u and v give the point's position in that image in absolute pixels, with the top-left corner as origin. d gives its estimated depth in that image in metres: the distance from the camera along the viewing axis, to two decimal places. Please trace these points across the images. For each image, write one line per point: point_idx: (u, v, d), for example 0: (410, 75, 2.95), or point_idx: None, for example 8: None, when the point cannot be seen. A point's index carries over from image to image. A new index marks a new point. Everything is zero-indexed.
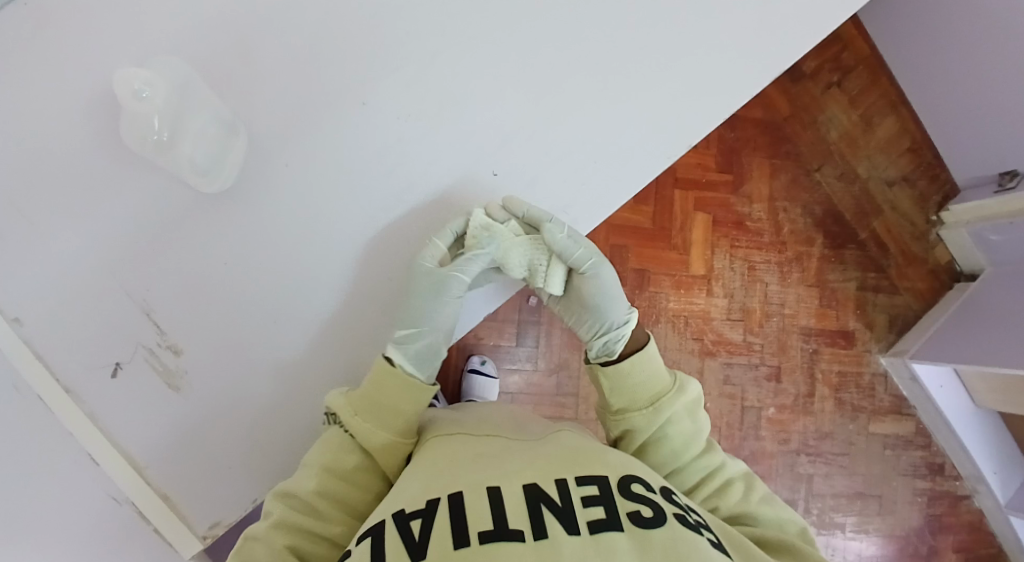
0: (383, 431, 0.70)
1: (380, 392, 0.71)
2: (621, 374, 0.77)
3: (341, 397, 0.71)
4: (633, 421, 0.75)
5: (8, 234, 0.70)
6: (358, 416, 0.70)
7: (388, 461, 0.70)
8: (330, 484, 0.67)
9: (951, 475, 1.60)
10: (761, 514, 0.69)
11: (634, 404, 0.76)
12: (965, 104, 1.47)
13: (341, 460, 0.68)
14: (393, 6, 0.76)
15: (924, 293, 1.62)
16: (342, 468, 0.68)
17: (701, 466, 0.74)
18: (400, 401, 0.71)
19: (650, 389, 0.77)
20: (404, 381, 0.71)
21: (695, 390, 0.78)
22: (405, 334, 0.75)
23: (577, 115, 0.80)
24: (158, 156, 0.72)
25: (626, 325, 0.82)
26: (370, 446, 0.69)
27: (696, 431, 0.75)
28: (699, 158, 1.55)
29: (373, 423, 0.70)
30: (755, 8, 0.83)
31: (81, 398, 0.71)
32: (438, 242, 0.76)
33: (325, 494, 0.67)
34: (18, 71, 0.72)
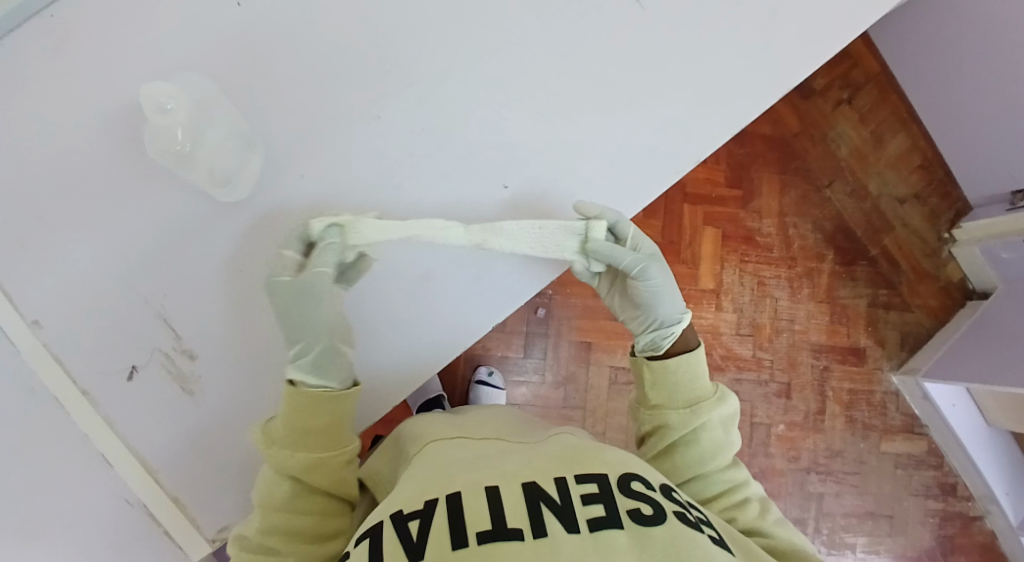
0: (302, 453, 0.67)
1: (290, 417, 0.68)
2: (665, 370, 0.79)
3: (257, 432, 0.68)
4: (669, 418, 0.76)
5: (33, 240, 0.73)
6: (269, 447, 0.67)
7: (321, 479, 0.67)
8: (271, 520, 0.65)
9: (964, 496, 1.57)
10: (776, 537, 0.68)
11: (672, 402, 0.77)
12: (976, 123, 1.48)
13: (272, 490, 0.66)
14: (406, 21, 0.78)
15: (936, 310, 1.61)
16: (275, 498, 0.66)
17: (723, 477, 0.74)
18: (301, 420, 0.68)
19: (690, 391, 0.78)
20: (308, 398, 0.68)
21: (734, 405, 0.78)
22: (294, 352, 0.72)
23: (586, 128, 0.81)
24: (181, 168, 0.73)
25: (677, 322, 0.82)
26: (294, 471, 0.66)
27: (726, 444, 0.76)
28: (708, 173, 1.55)
29: (289, 448, 0.67)
30: (760, 25, 0.84)
31: (96, 400, 0.72)
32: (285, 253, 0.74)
33: (272, 530, 0.65)
34: (46, 83, 0.74)
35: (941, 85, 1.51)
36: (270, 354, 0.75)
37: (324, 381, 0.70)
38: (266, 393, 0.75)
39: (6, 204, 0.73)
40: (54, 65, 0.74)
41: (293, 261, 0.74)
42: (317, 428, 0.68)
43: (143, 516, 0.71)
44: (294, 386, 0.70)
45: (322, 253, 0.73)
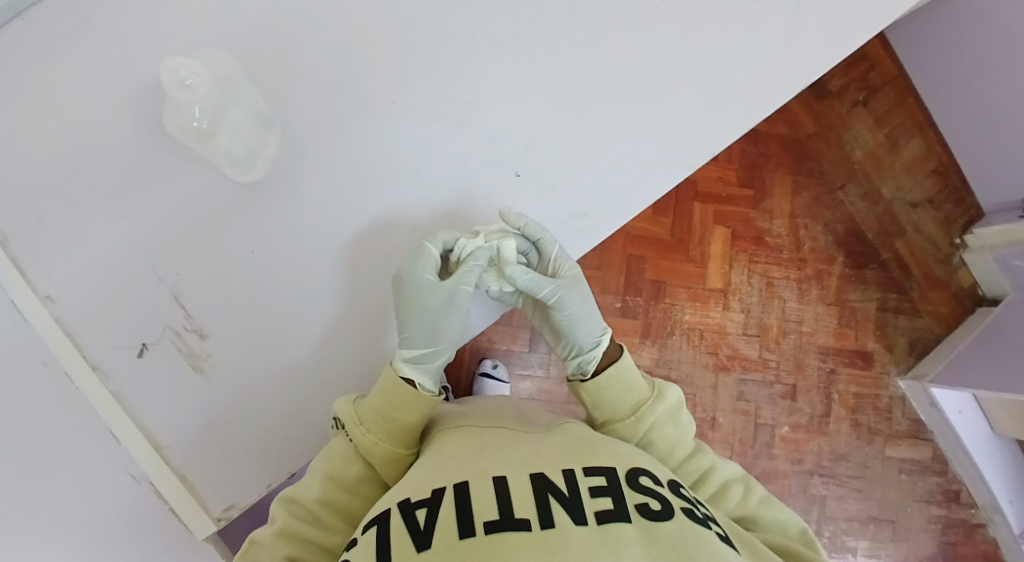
0: (390, 446, 0.68)
1: (389, 404, 0.68)
2: (600, 388, 0.76)
3: (349, 406, 0.69)
4: (618, 432, 0.74)
5: (49, 216, 0.73)
6: (360, 426, 0.67)
7: (390, 472, 0.68)
8: (332, 494, 0.66)
9: (967, 504, 1.56)
10: (761, 517, 0.69)
11: (616, 415, 0.75)
12: (994, 129, 1.46)
13: (343, 470, 0.67)
14: (425, 9, 0.78)
15: (946, 317, 1.60)
16: (344, 480, 0.67)
17: (693, 468, 0.74)
18: (406, 412, 0.68)
19: (631, 398, 0.75)
20: (417, 396, 0.68)
21: (675, 395, 0.77)
22: (416, 354, 0.72)
23: (601, 121, 0.81)
24: (198, 143, 0.73)
25: (598, 346, 0.79)
26: (371, 459, 0.68)
27: (680, 436, 0.75)
28: (720, 172, 1.55)
29: (379, 435, 0.67)
30: (781, 23, 0.83)
31: (108, 375, 0.73)
32: (428, 247, 0.73)
33: (328, 504, 0.66)
34: (69, 60, 0.75)
35: (959, 90, 1.50)
36: (281, 336, 0.75)
37: (434, 386, 0.72)
38: (274, 375, 0.75)
39: (24, 178, 0.73)
40: (75, 42, 0.75)
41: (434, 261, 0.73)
42: (411, 425, 0.68)
43: (149, 491, 0.71)
44: (417, 386, 0.69)
45: (467, 271, 0.73)
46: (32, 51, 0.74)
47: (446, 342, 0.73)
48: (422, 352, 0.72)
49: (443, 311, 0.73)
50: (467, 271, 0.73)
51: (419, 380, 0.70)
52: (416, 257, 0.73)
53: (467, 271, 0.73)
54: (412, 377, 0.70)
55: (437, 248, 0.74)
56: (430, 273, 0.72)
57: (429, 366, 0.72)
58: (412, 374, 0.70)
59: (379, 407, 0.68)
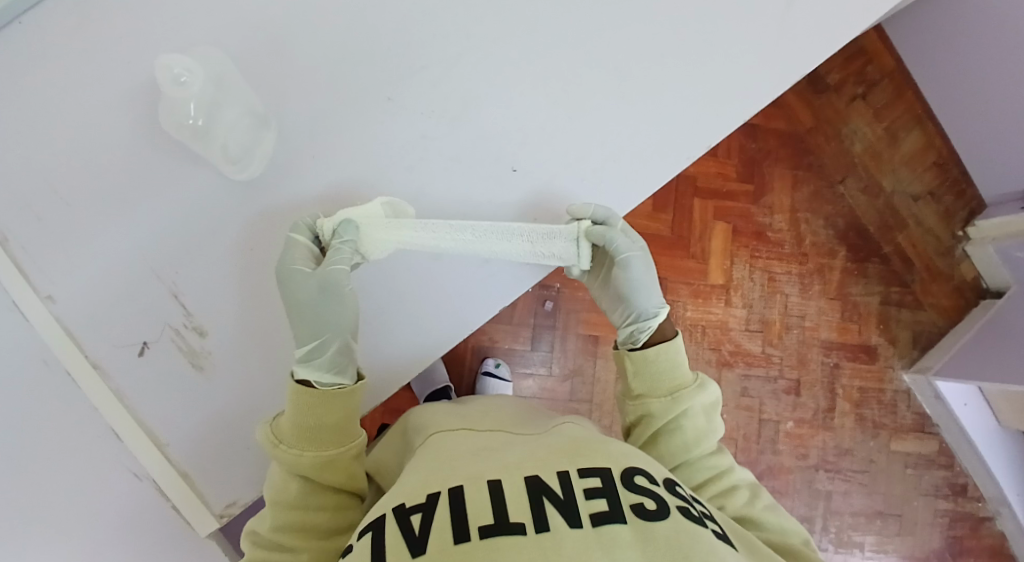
0: (313, 451, 0.65)
1: (299, 415, 0.66)
2: (647, 359, 0.78)
3: (263, 430, 0.67)
4: (650, 407, 0.76)
5: (49, 217, 0.74)
6: (279, 445, 0.65)
7: (328, 475, 0.66)
8: (283, 516, 0.65)
9: (974, 497, 1.55)
10: (763, 520, 0.69)
11: (653, 391, 0.77)
12: (994, 120, 1.46)
13: (284, 491, 0.65)
14: (417, 5, 0.79)
15: (949, 309, 1.59)
16: (287, 498, 0.65)
17: (710, 464, 0.74)
18: (316, 415, 0.66)
19: (672, 380, 0.77)
20: (317, 394, 0.66)
21: (716, 392, 0.77)
22: (304, 350, 0.69)
23: (596, 114, 0.81)
24: (194, 142, 0.74)
25: (654, 317, 0.81)
26: (304, 470, 0.65)
27: (709, 430, 0.75)
28: (719, 167, 1.55)
29: (298, 445, 0.65)
30: (775, 13, 0.83)
31: (107, 373, 0.73)
32: (294, 240, 0.73)
33: (285, 527, 0.64)
34: (68, 61, 0.75)
35: (957, 82, 1.50)
36: (281, 334, 0.76)
37: (335, 376, 0.68)
38: (273, 373, 0.76)
39: (24, 180, 0.74)
40: (72, 44, 0.75)
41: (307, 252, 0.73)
42: (327, 424, 0.66)
43: (151, 488, 0.72)
44: (314, 386, 0.67)
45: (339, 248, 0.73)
46: (29, 54, 0.75)
47: (331, 328, 0.70)
48: (308, 348, 0.69)
49: (326, 295, 0.71)
50: (337, 249, 0.73)
51: (314, 378, 0.68)
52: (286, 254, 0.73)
53: (337, 249, 0.72)
54: (306, 378, 0.68)
55: (304, 236, 0.74)
56: (303, 263, 0.72)
57: (319, 357, 0.69)
58: (304, 375, 0.68)
59: (291, 418, 0.66)
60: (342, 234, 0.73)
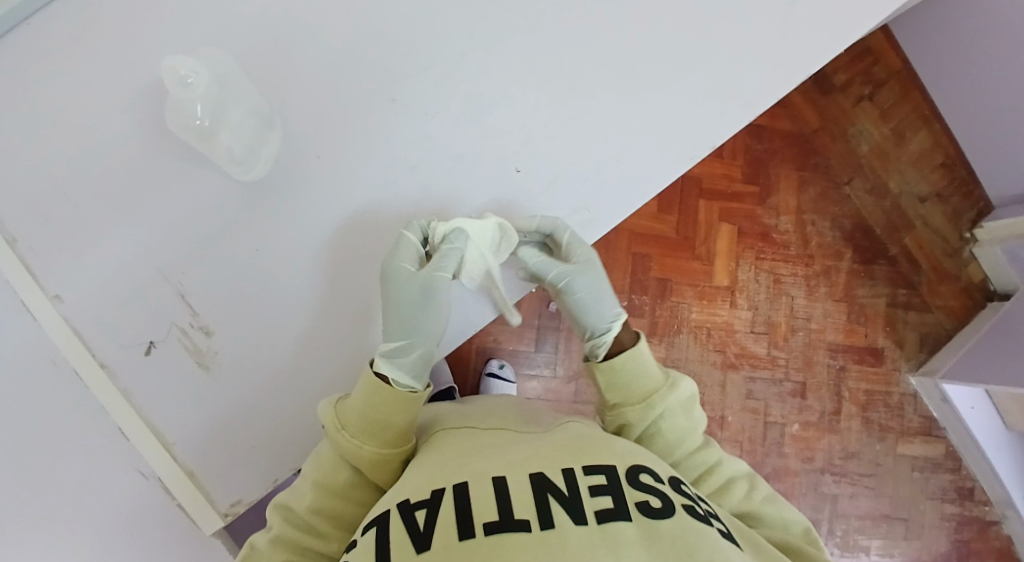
0: (374, 447, 0.66)
1: (374, 408, 0.66)
2: (613, 370, 0.77)
3: (332, 411, 0.68)
4: (627, 416, 0.75)
5: (57, 218, 0.75)
6: (344, 432, 0.66)
7: (379, 474, 0.67)
8: (324, 501, 0.66)
9: (981, 501, 1.54)
10: (762, 513, 0.69)
11: (628, 399, 0.76)
12: (1001, 121, 1.45)
13: (332, 476, 0.67)
14: (421, 7, 0.79)
15: (957, 311, 1.58)
16: (334, 486, 0.67)
17: (699, 462, 0.74)
18: (393, 414, 0.67)
19: (643, 385, 0.76)
20: (396, 395, 0.67)
21: (688, 387, 0.77)
22: (391, 346, 0.71)
23: (599, 114, 0.81)
24: (199, 143, 0.74)
25: (608, 331, 0.81)
26: (358, 463, 0.66)
27: (691, 428, 0.75)
28: (725, 168, 1.54)
29: (363, 438, 0.66)
30: (778, 13, 0.83)
31: (115, 373, 0.74)
32: (405, 235, 0.75)
33: (321, 511, 0.66)
34: (76, 64, 0.76)
35: (964, 82, 1.49)
36: (285, 333, 0.76)
37: (413, 381, 0.70)
38: (277, 373, 0.76)
39: (34, 182, 0.75)
40: (80, 47, 0.76)
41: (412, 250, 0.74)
42: (396, 427, 0.67)
43: (157, 486, 0.72)
44: (389, 382, 0.68)
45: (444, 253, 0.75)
46: (38, 57, 0.76)
47: (421, 335, 0.72)
48: (397, 345, 0.71)
49: (420, 302, 0.73)
50: (443, 255, 0.75)
51: (392, 376, 0.69)
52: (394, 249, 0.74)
53: (443, 253, 0.74)
54: (385, 373, 0.69)
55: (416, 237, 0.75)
56: (408, 263, 0.73)
57: (405, 359, 0.71)
58: (385, 369, 0.69)
59: (361, 411, 0.67)
60: (454, 242, 0.75)
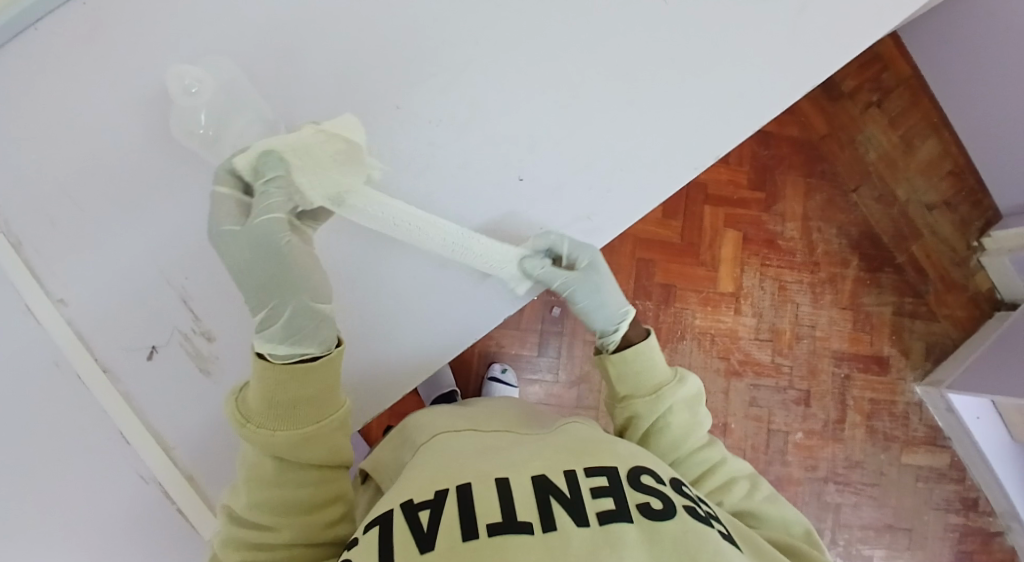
0: (285, 427, 0.61)
1: (263, 389, 0.62)
2: (623, 362, 0.78)
3: (231, 405, 0.63)
4: (635, 408, 0.76)
5: (61, 221, 0.75)
6: (246, 423, 0.62)
7: (303, 452, 0.62)
8: (257, 496, 0.62)
9: (985, 512, 1.53)
10: (763, 512, 0.69)
11: (637, 391, 0.77)
12: (1011, 129, 1.44)
13: (258, 470, 0.62)
14: (428, 13, 0.79)
15: (964, 321, 1.57)
16: (261, 477, 0.62)
17: (705, 458, 0.74)
18: (288, 389, 0.62)
19: (652, 379, 0.77)
20: (276, 366, 0.62)
21: (695, 385, 0.78)
22: (260, 319, 0.66)
23: (605, 121, 0.81)
24: (203, 150, 0.76)
25: (617, 330, 0.83)
26: (276, 448, 0.62)
27: (696, 424, 0.76)
28: (731, 174, 1.54)
29: (270, 421, 0.61)
30: (786, 22, 0.83)
31: (117, 377, 0.74)
32: (219, 194, 0.70)
33: (257, 506, 0.62)
34: (82, 66, 0.76)
35: (975, 90, 1.47)
36: None
37: (292, 342, 0.64)
38: None
39: (39, 184, 0.75)
40: (87, 50, 0.77)
41: (232, 204, 0.70)
42: (295, 397, 0.62)
43: (158, 492, 0.72)
44: (266, 358, 0.62)
45: (264, 193, 0.70)
46: (45, 60, 0.76)
47: (279, 293, 0.66)
48: (263, 315, 0.66)
49: (267, 255, 0.67)
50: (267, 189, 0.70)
51: (267, 349, 0.63)
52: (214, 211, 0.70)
53: (263, 193, 0.69)
54: (262, 350, 0.63)
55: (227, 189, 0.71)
56: (230, 220, 0.69)
57: (271, 325, 0.65)
58: (258, 346, 0.63)
59: (256, 394, 0.62)
60: (269, 172, 0.70)
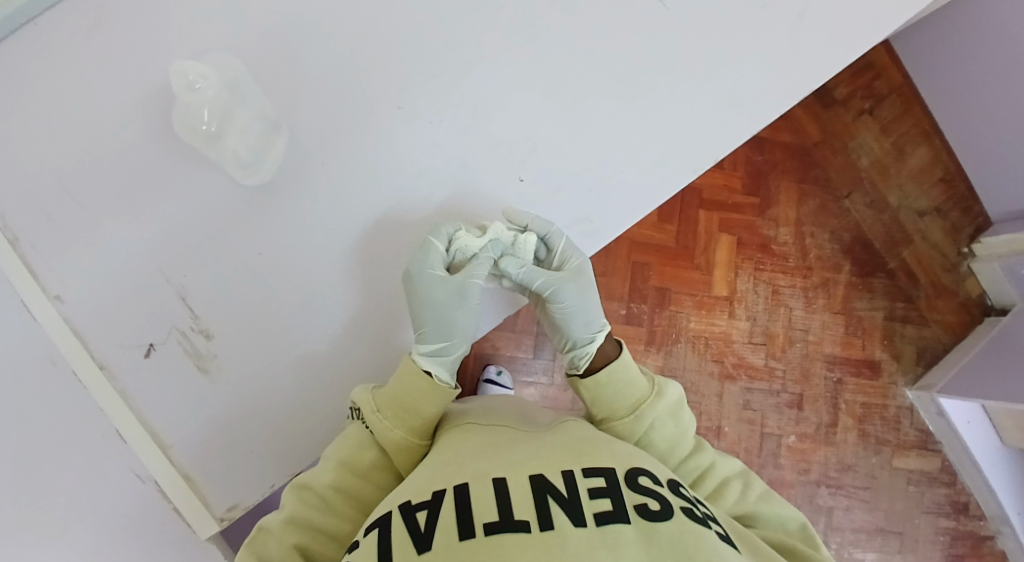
0: (403, 431, 0.68)
1: (408, 393, 0.69)
2: (598, 385, 0.75)
3: (368, 394, 0.70)
4: (616, 430, 0.74)
5: (60, 218, 0.75)
6: (378, 413, 0.68)
7: (402, 460, 0.69)
8: (345, 480, 0.67)
9: (975, 516, 1.54)
10: (758, 513, 0.70)
11: (615, 413, 0.74)
12: (1001, 137, 1.46)
13: (358, 456, 0.68)
14: (429, 15, 0.79)
15: (954, 326, 1.59)
16: (359, 465, 0.68)
17: (694, 467, 0.74)
18: (425, 403, 0.69)
19: (630, 397, 0.75)
20: (438, 386, 0.70)
21: (676, 392, 0.77)
22: (434, 346, 0.73)
23: (604, 124, 0.81)
24: (205, 148, 0.75)
25: (591, 342, 0.78)
26: (386, 445, 0.68)
27: (681, 433, 0.75)
28: (725, 179, 1.55)
29: (395, 421, 0.68)
30: (783, 29, 0.84)
31: (114, 374, 0.74)
32: (434, 243, 0.73)
33: (340, 490, 0.67)
34: (83, 64, 0.76)
35: (966, 98, 1.49)
36: (286, 336, 0.76)
37: (450, 377, 0.73)
38: (277, 376, 0.76)
39: (37, 181, 0.75)
40: (87, 46, 0.76)
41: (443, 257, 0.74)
42: (427, 415, 0.69)
43: (154, 491, 0.72)
44: (433, 377, 0.70)
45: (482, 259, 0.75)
46: (44, 56, 0.76)
47: (461, 334, 0.74)
48: (440, 344, 0.73)
49: (459, 303, 0.74)
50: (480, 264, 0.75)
51: (436, 372, 0.71)
52: (422, 255, 0.73)
53: (479, 259, 0.75)
54: (429, 369, 0.71)
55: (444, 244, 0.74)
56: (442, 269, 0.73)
57: (445, 358, 0.73)
58: (430, 365, 0.71)
59: (397, 396, 0.69)
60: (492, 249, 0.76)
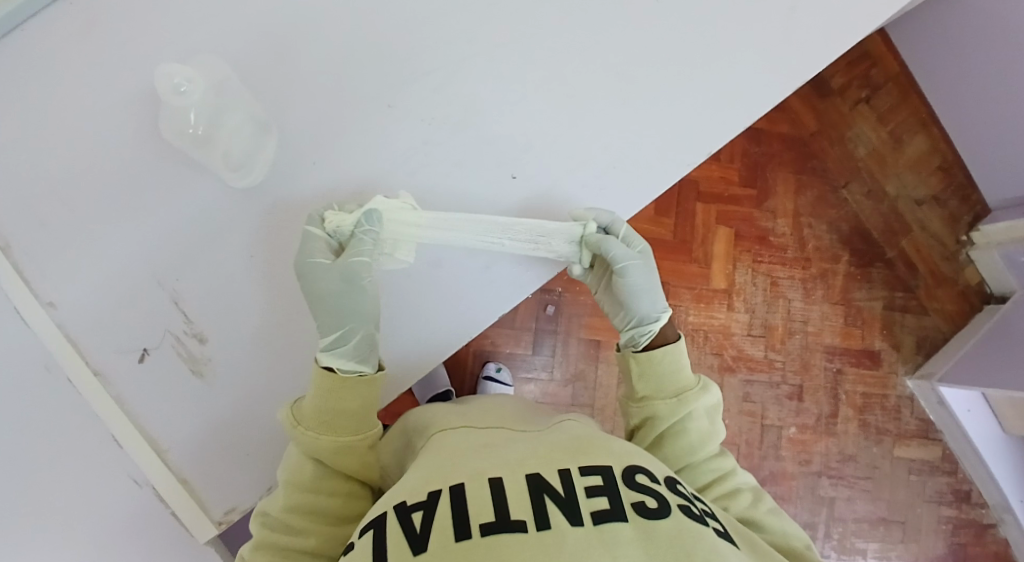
0: (331, 434, 0.66)
1: (322, 399, 0.67)
2: (650, 361, 0.78)
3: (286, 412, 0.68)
4: (656, 408, 0.75)
5: (51, 224, 0.74)
6: (299, 426, 0.66)
7: (348, 462, 0.67)
8: (295, 498, 0.65)
9: (978, 504, 1.54)
10: (767, 524, 0.68)
11: (659, 393, 0.76)
12: (999, 123, 1.44)
13: (298, 472, 0.66)
14: (420, 12, 0.79)
15: (954, 315, 1.58)
16: (302, 480, 0.66)
17: (716, 466, 0.73)
18: (339, 401, 0.68)
19: (676, 382, 0.77)
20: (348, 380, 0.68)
21: (717, 395, 0.78)
22: (329, 339, 0.71)
23: (598, 119, 0.81)
24: (194, 149, 0.74)
25: (657, 320, 0.81)
26: (321, 454, 0.66)
27: (712, 432, 0.75)
28: (722, 172, 1.54)
29: (319, 428, 0.66)
30: (778, 20, 0.83)
31: (109, 380, 0.74)
32: (312, 234, 0.73)
33: (296, 508, 0.65)
34: (71, 67, 0.76)
35: (964, 86, 1.48)
36: (281, 338, 0.76)
37: (359, 364, 0.70)
38: (273, 378, 0.76)
39: (27, 188, 0.74)
40: (75, 49, 0.76)
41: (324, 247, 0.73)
42: (349, 411, 0.68)
43: (153, 496, 0.72)
44: (334, 372, 0.68)
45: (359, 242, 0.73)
46: (31, 60, 0.75)
47: (355, 318, 0.71)
48: (334, 336, 0.71)
49: (345, 290, 0.72)
50: (360, 239, 0.74)
51: (337, 364, 0.69)
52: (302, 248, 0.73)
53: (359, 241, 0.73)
54: (330, 365, 0.69)
55: (319, 229, 0.74)
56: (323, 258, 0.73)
57: (348, 346, 0.70)
58: (328, 361, 0.69)
59: (312, 405, 0.67)
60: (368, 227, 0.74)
